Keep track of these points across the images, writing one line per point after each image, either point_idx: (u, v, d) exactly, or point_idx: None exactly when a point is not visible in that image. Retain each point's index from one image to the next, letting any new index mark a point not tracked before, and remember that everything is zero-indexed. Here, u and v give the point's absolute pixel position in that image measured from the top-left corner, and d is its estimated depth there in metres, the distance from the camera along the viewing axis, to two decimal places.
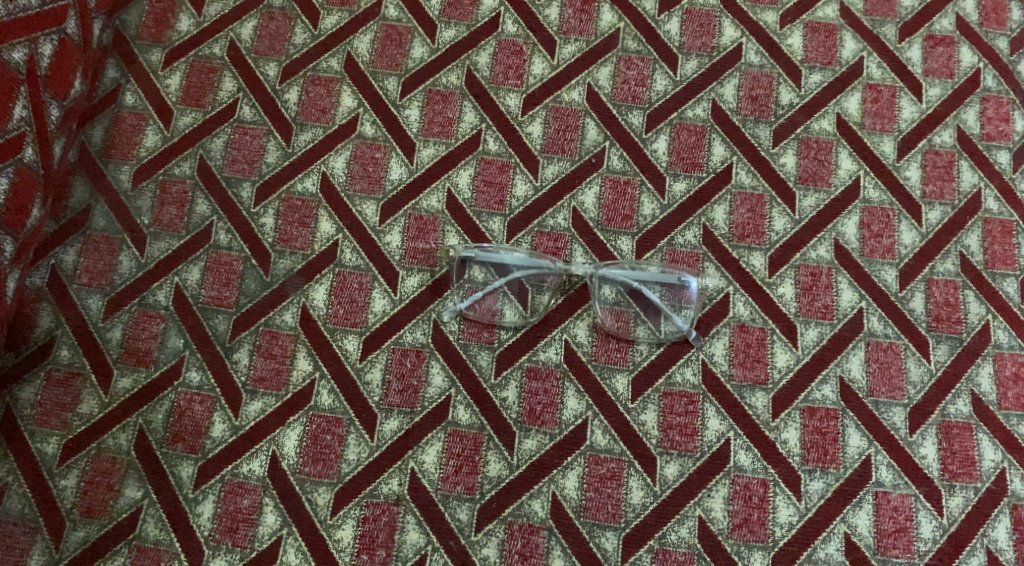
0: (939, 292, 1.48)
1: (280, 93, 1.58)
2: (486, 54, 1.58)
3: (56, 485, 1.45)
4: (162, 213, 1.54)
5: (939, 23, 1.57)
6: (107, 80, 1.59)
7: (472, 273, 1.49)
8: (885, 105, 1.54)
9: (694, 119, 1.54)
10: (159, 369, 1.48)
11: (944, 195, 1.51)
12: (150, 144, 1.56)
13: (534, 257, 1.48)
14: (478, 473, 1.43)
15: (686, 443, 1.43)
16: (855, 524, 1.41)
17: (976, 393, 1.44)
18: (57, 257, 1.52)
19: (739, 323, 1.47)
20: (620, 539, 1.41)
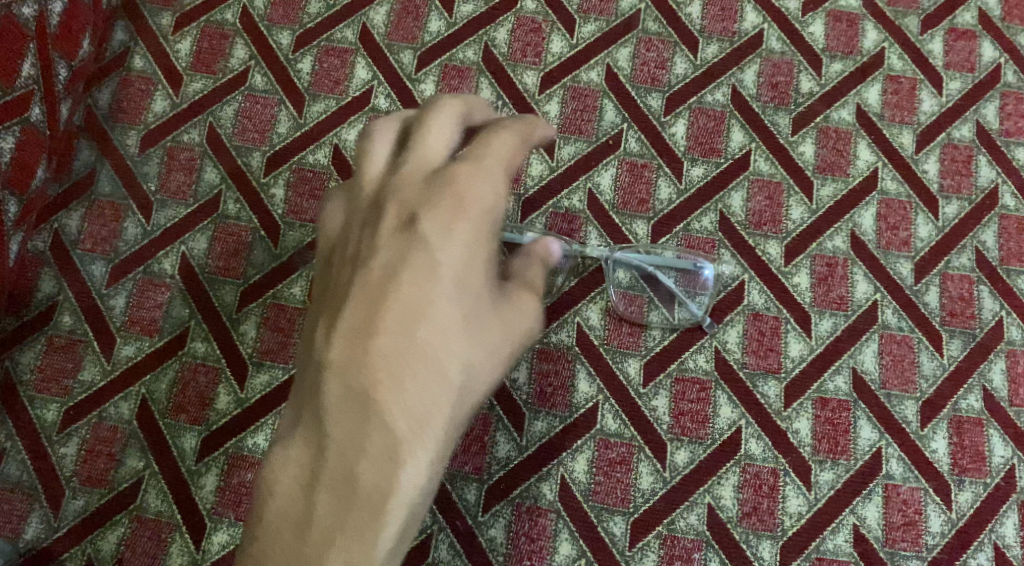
0: (953, 286, 1.47)
1: (293, 62, 1.55)
2: (504, 30, 1.56)
3: (56, 452, 1.42)
4: (170, 180, 1.51)
5: (962, 16, 1.56)
6: (116, 42, 1.55)
7: None
8: (905, 97, 1.53)
9: (714, 104, 1.52)
10: (163, 338, 1.46)
11: (962, 189, 1.50)
12: (159, 110, 1.53)
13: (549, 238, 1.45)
14: (486, 453, 1.41)
15: (697, 430, 1.42)
16: (864, 516, 1.40)
17: (988, 389, 1.44)
18: (61, 221, 1.49)
19: (753, 312, 1.45)
20: (628, 525, 1.40)
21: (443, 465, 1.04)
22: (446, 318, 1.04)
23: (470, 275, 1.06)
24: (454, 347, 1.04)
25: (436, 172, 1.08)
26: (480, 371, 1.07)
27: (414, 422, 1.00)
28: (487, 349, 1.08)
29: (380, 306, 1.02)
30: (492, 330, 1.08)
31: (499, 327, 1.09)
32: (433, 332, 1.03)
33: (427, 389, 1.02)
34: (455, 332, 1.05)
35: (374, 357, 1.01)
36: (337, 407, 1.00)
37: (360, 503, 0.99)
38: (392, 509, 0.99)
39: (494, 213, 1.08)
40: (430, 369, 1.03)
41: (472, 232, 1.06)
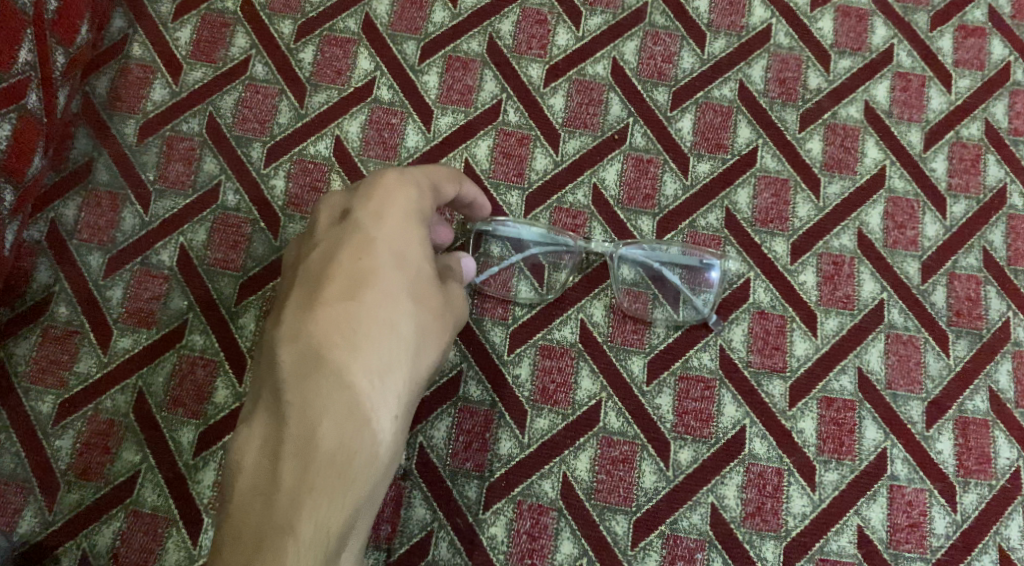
0: (960, 287, 1.46)
1: (295, 52, 1.53)
2: (509, 22, 1.54)
3: (50, 445, 1.40)
4: (169, 170, 1.49)
5: (971, 13, 1.54)
6: (114, 29, 1.53)
7: (489, 248, 1.44)
8: (914, 95, 1.51)
9: (721, 99, 1.51)
10: (161, 330, 1.43)
11: (970, 188, 1.49)
12: (158, 98, 1.51)
13: (553, 236, 1.43)
14: (488, 451, 1.40)
15: (701, 429, 1.41)
16: (868, 517, 1.39)
17: (994, 390, 1.43)
18: (57, 211, 1.47)
19: (758, 310, 1.44)
20: (630, 524, 1.38)
21: (396, 425, 1.12)
22: (389, 289, 1.14)
23: (408, 251, 1.18)
24: (397, 313, 1.14)
25: (358, 191, 1.21)
26: (424, 343, 1.17)
27: (366, 380, 1.10)
28: (428, 323, 1.18)
29: (323, 287, 1.14)
30: (430, 299, 1.19)
31: (436, 305, 1.19)
32: (376, 301, 1.13)
33: (374, 351, 1.11)
34: (402, 303, 1.15)
35: (315, 331, 1.12)
36: (292, 373, 1.10)
37: (322, 459, 1.07)
38: (354, 459, 1.08)
39: (422, 207, 1.20)
40: (376, 332, 1.12)
41: (406, 216, 1.19)
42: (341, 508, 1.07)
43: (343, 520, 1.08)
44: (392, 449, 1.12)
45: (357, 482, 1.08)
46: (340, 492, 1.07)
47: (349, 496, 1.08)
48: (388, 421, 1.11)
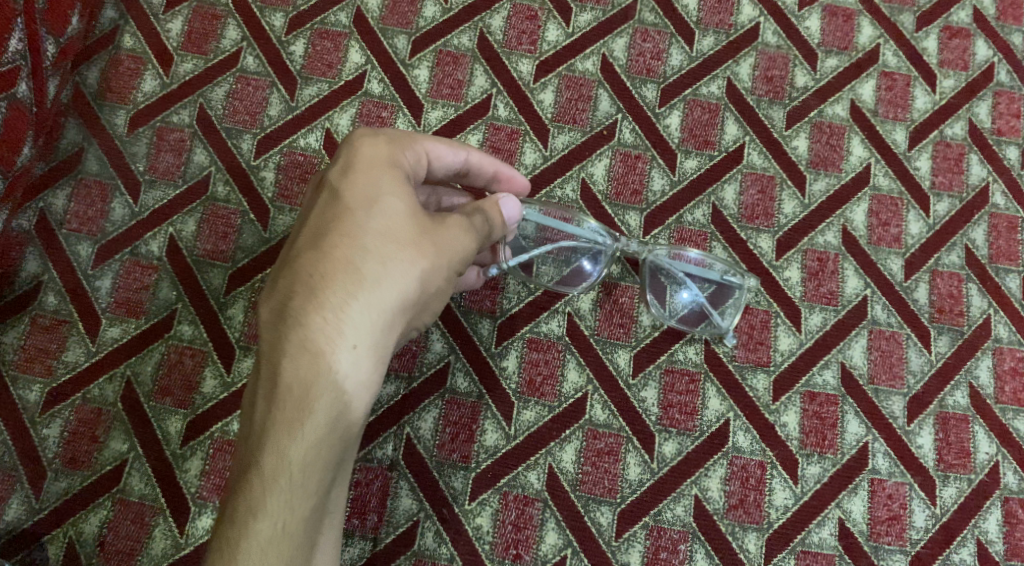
0: (943, 284, 1.47)
1: (286, 45, 1.54)
2: (500, 17, 1.55)
3: (38, 434, 1.41)
4: (159, 161, 1.49)
5: (956, 14, 1.56)
6: (105, 19, 1.53)
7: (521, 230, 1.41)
8: (899, 94, 1.53)
9: (709, 96, 1.52)
10: (150, 320, 1.44)
11: (953, 187, 1.51)
12: (148, 90, 1.51)
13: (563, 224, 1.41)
14: (474, 442, 1.41)
15: (686, 422, 1.42)
16: (849, 510, 1.41)
17: (974, 386, 1.45)
18: (46, 200, 1.47)
19: (744, 305, 1.45)
20: (615, 515, 1.40)
21: (365, 357, 1.16)
22: (354, 233, 1.17)
23: (378, 196, 1.19)
24: (363, 255, 1.17)
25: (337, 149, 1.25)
26: (403, 272, 1.17)
27: (325, 323, 1.15)
28: (407, 252, 1.17)
29: (296, 240, 1.20)
30: (411, 230, 1.18)
31: (420, 234, 1.19)
32: (338, 246, 1.17)
33: (336, 295, 1.15)
34: (366, 243, 1.17)
35: (286, 282, 1.18)
36: (264, 325, 1.17)
37: (286, 398, 1.14)
38: (317, 395, 1.14)
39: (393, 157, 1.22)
40: (339, 276, 1.16)
41: (373, 165, 1.21)
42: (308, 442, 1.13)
43: (313, 451, 1.14)
44: (366, 379, 1.16)
45: (320, 416, 1.14)
46: (301, 427, 1.13)
47: (316, 431, 1.14)
48: (352, 355, 1.15)
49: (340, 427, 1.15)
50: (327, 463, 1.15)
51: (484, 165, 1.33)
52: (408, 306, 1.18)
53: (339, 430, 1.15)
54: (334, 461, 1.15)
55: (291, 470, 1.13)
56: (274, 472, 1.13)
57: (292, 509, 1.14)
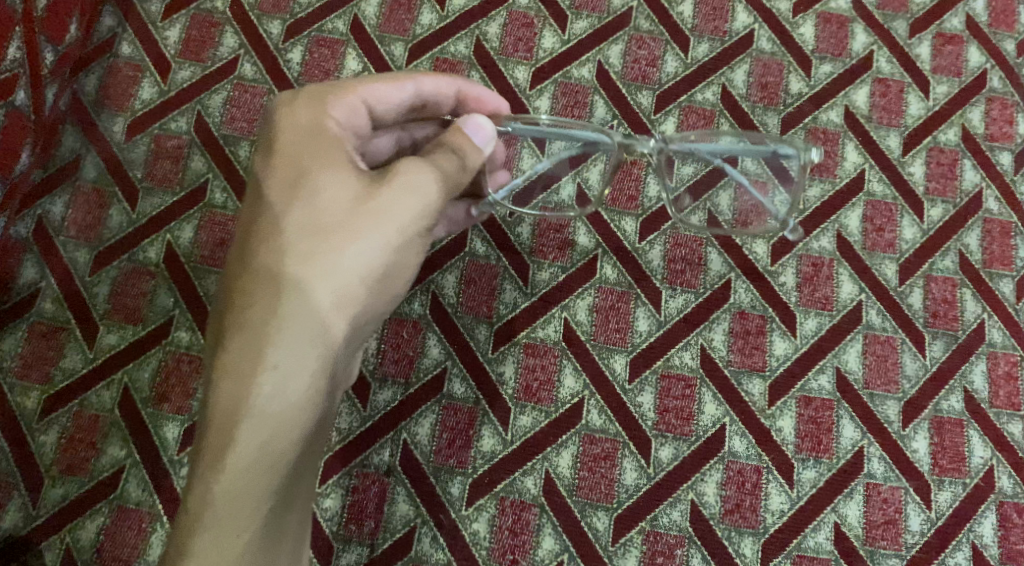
0: (937, 289, 1.48)
1: (283, 52, 1.54)
2: (496, 25, 1.56)
3: (35, 440, 1.41)
4: (157, 168, 1.50)
5: (949, 21, 1.57)
6: (103, 27, 1.54)
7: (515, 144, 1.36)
8: (893, 100, 1.54)
9: (703, 103, 1.53)
10: (148, 327, 1.45)
11: (947, 193, 1.51)
12: (146, 97, 1.52)
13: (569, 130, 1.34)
14: (471, 447, 1.41)
15: (682, 427, 1.43)
16: (845, 514, 1.42)
17: (969, 390, 1.46)
18: (44, 208, 1.47)
19: (739, 310, 1.46)
20: (611, 520, 1.40)
21: (290, 376, 1.14)
22: (271, 240, 1.16)
23: (301, 186, 1.17)
24: (282, 260, 1.15)
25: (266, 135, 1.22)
26: (324, 275, 1.15)
27: (244, 345, 1.14)
28: (327, 250, 1.15)
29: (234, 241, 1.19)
30: (330, 221, 1.15)
31: (347, 220, 1.15)
32: (264, 244, 1.16)
33: (253, 314, 1.15)
34: (291, 238, 1.15)
35: (223, 286, 1.18)
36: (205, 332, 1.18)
37: (221, 405, 1.14)
38: (251, 400, 1.14)
39: (315, 141, 1.19)
40: (256, 290, 1.15)
41: (296, 154, 1.18)
42: (246, 447, 1.14)
43: (241, 481, 1.14)
44: (293, 399, 1.15)
45: (244, 444, 1.13)
46: (225, 457, 1.13)
47: (243, 461, 1.14)
48: (276, 366, 1.14)
49: (272, 452, 1.14)
50: (260, 491, 1.14)
51: (446, 89, 1.29)
52: (335, 307, 1.15)
53: (269, 455, 1.14)
54: (271, 487, 1.15)
55: (215, 503, 1.13)
56: (201, 493, 1.14)
57: (226, 541, 1.14)
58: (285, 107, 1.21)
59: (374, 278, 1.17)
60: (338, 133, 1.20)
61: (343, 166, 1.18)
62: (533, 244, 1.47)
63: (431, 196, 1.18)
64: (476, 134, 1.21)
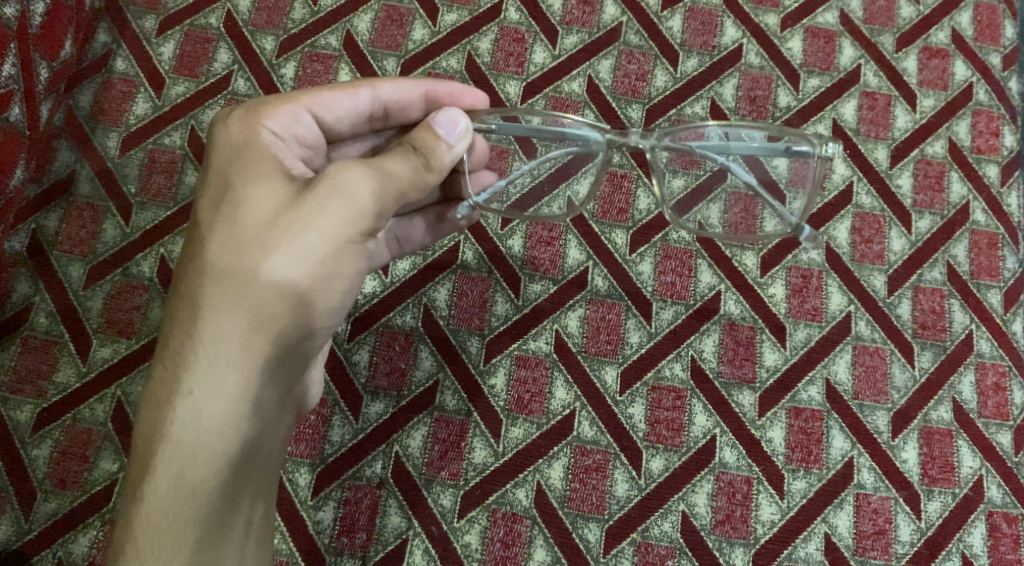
0: (925, 300, 1.49)
1: (277, 67, 1.56)
2: (487, 40, 1.57)
3: (28, 454, 1.42)
4: (151, 182, 1.51)
5: (935, 35, 1.59)
6: (98, 44, 1.55)
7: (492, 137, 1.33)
8: (880, 113, 1.56)
9: (693, 116, 1.54)
10: (141, 340, 1.45)
11: (934, 205, 1.53)
12: (140, 112, 1.53)
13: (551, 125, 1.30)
14: (462, 459, 1.42)
15: (673, 438, 1.43)
16: (835, 525, 1.43)
17: (957, 400, 1.47)
18: (39, 222, 1.48)
19: (729, 321, 1.47)
20: (603, 532, 1.41)
21: (208, 401, 1.14)
22: (195, 260, 1.16)
23: (224, 199, 1.17)
24: (206, 272, 1.15)
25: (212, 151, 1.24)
26: (242, 292, 1.13)
27: (164, 371, 1.15)
28: (245, 265, 1.13)
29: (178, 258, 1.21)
30: (251, 232, 1.14)
31: (265, 230, 1.14)
32: (192, 259, 1.16)
33: (173, 338, 1.15)
34: (210, 252, 1.15)
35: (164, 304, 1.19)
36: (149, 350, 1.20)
37: (147, 421, 1.15)
38: (173, 415, 1.14)
39: (241, 154, 1.19)
40: (177, 314, 1.16)
41: (223, 167, 1.19)
42: (170, 462, 1.14)
43: (159, 512, 1.14)
44: (212, 423, 1.14)
45: (161, 474, 1.14)
46: (144, 487, 1.14)
47: (162, 492, 1.14)
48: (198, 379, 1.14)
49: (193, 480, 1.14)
50: (180, 521, 1.14)
51: (409, 93, 1.29)
52: (257, 323, 1.14)
53: (188, 482, 1.14)
54: (194, 517, 1.14)
55: (138, 530, 1.14)
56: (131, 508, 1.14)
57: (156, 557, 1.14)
58: (221, 122, 1.22)
59: (300, 288, 1.14)
60: (269, 144, 1.20)
61: (270, 175, 1.17)
62: (525, 257, 1.48)
63: (356, 199, 1.14)
64: (447, 128, 1.18)
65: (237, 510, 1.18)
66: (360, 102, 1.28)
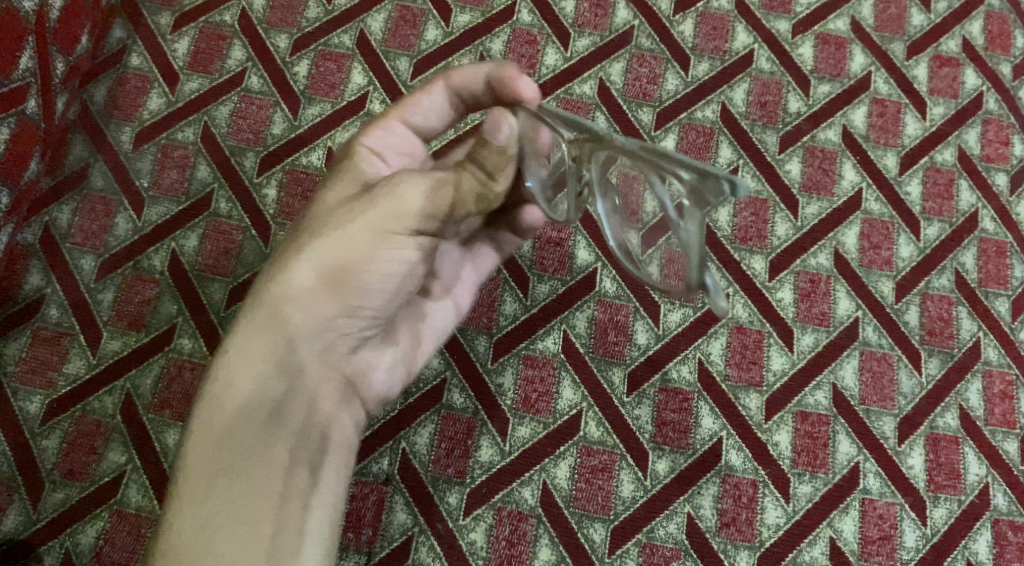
0: (933, 307, 1.50)
1: (290, 65, 1.57)
2: (500, 41, 1.58)
3: (37, 444, 1.42)
4: (163, 177, 1.52)
5: (946, 44, 1.60)
6: (113, 39, 1.56)
7: None
8: (890, 120, 1.56)
9: (703, 120, 1.55)
10: (151, 333, 1.46)
11: (943, 212, 1.53)
12: (154, 108, 1.54)
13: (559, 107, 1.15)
14: (469, 457, 1.42)
15: (679, 440, 1.44)
16: (841, 529, 1.43)
17: (964, 407, 1.47)
18: (52, 214, 1.49)
19: (737, 325, 1.47)
20: (608, 532, 1.41)
21: (245, 370, 1.17)
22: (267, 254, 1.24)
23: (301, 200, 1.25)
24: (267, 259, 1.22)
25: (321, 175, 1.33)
26: (288, 273, 1.19)
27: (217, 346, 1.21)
28: (294, 250, 1.19)
29: None
30: (307, 223, 1.21)
31: (318, 220, 1.20)
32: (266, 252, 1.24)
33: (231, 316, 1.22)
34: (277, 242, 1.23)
35: None
36: None
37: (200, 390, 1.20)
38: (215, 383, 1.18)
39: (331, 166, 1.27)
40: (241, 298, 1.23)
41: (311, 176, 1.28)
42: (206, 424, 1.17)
43: (190, 479, 1.15)
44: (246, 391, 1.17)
45: (197, 433, 1.17)
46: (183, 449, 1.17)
47: (194, 460, 1.16)
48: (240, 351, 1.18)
49: (225, 450, 1.16)
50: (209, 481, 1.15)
51: (474, 78, 1.26)
52: (298, 308, 1.18)
53: (218, 444, 1.16)
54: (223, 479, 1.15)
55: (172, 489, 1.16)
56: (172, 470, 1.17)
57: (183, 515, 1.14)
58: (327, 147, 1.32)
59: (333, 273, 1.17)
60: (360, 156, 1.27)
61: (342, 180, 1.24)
62: (534, 257, 1.48)
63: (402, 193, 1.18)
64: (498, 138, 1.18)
65: (268, 485, 1.16)
66: (439, 100, 1.29)
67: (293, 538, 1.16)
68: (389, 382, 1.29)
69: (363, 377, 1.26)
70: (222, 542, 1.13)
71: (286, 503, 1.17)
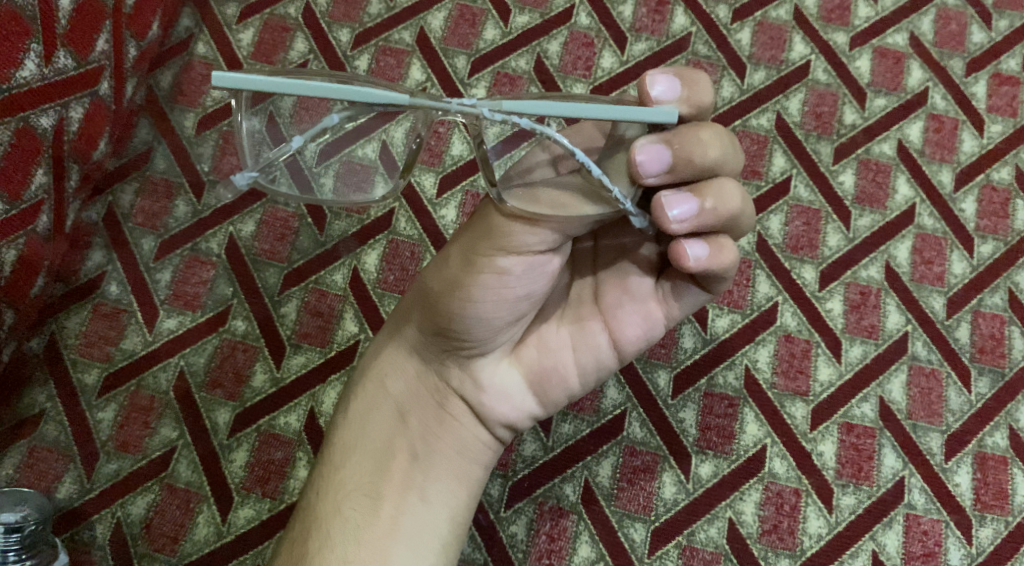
0: (984, 325, 1.49)
1: (351, 59, 1.59)
2: (557, 43, 1.60)
3: (93, 416, 1.45)
4: (224, 163, 1.53)
5: (1006, 62, 1.59)
6: (181, 27, 1.58)
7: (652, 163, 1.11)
8: (946, 136, 1.56)
9: (758, 128, 1.55)
10: (205, 314, 1.48)
11: (998, 230, 1.52)
12: (217, 95, 1.55)
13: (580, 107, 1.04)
14: (513, 451, 1.43)
15: (723, 445, 1.44)
16: (884, 543, 1.42)
17: (1014, 427, 1.46)
18: (116, 194, 1.51)
19: (785, 333, 1.47)
20: (648, 532, 1.41)
21: (378, 379, 1.25)
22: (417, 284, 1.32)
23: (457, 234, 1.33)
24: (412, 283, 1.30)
25: None
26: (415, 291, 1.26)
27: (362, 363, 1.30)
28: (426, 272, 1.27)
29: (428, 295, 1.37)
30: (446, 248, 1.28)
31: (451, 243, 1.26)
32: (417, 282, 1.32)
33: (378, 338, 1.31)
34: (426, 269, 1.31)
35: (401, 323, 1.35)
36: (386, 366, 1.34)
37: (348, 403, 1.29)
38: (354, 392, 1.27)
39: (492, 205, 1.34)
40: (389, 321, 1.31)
41: None
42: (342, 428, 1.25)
43: (330, 466, 1.23)
44: (374, 394, 1.24)
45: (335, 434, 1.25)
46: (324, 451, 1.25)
47: (337, 449, 1.24)
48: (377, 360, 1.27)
49: (358, 441, 1.22)
50: (337, 475, 1.22)
51: None
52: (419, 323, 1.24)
53: (350, 442, 1.23)
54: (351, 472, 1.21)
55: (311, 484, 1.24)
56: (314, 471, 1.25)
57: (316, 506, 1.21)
58: None
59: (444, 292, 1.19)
60: None
61: None
62: None
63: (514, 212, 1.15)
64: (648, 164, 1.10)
65: (385, 481, 1.20)
66: None
67: (401, 533, 1.18)
68: (518, 409, 1.25)
69: (488, 394, 1.23)
70: (338, 521, 1.18)
71: (400, 498, 1.19)
